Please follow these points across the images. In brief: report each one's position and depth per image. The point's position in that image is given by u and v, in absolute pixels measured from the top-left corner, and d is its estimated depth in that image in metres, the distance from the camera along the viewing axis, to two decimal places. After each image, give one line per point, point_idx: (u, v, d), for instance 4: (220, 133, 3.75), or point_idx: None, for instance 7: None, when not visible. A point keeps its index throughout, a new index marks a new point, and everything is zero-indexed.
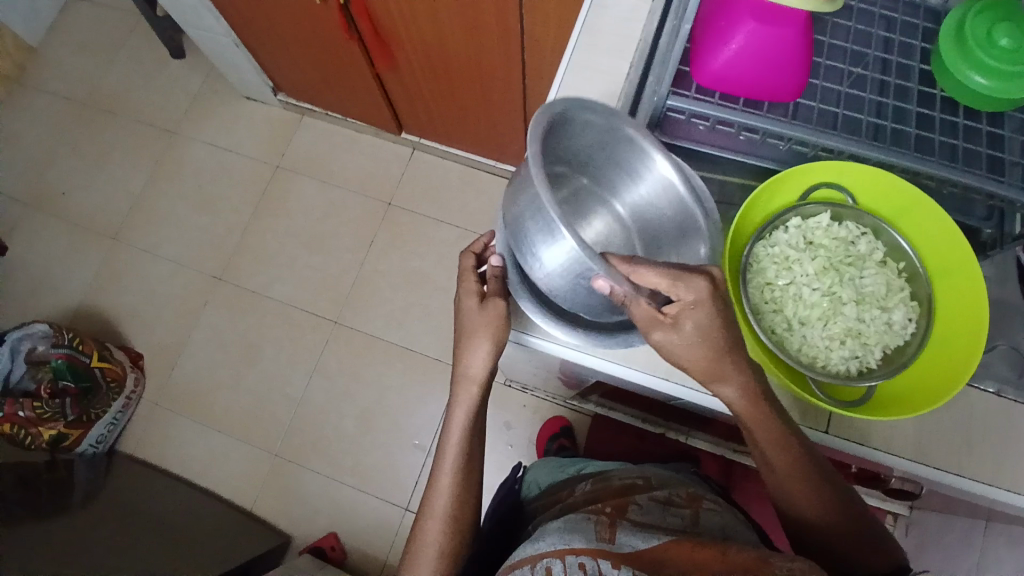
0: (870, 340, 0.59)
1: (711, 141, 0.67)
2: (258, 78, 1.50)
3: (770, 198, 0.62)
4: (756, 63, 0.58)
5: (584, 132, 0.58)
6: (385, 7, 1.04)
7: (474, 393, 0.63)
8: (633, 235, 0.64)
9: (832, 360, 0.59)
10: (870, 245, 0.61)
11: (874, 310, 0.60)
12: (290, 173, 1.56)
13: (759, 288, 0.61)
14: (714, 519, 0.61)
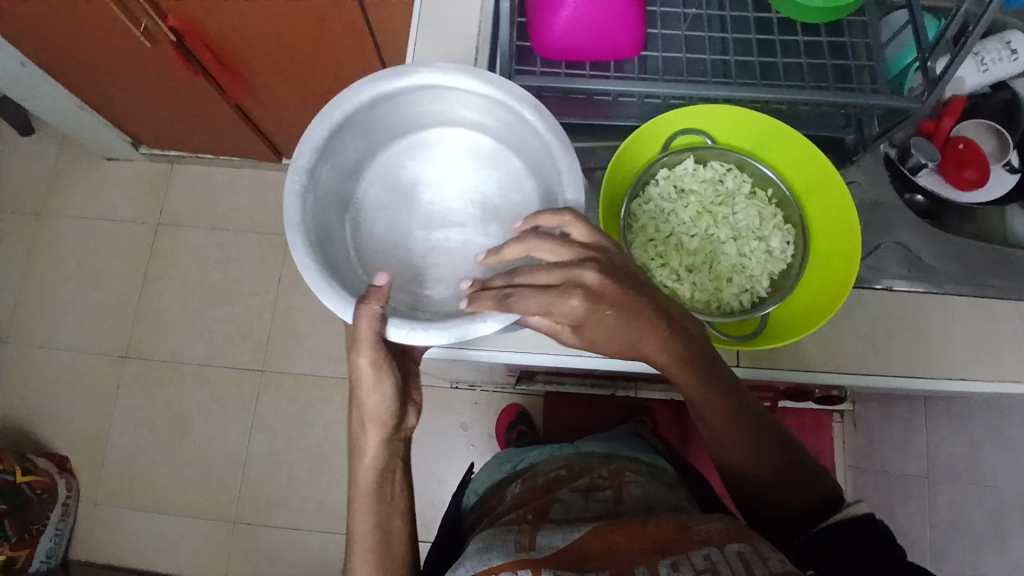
0: (753, 271, 0.64)
1: (571, 111, 0.66)
2: (114, 135, 1.39)
3: (635, 157, 0.63)
4: (591, 26, 0.58)
5: (354, 136, 0.62)
6: (221, 32, 0.99)
7: (380, 430, 0.61)
8: (506, 170, 0.65)
9: (724, 298, 0.63)
10: (736, 181, 0.66)
11: (751, 242, 0.64)
12: (175, 227, 1.46)
13: (644, 244, 0.63)
14: (636, 490, 0.73)
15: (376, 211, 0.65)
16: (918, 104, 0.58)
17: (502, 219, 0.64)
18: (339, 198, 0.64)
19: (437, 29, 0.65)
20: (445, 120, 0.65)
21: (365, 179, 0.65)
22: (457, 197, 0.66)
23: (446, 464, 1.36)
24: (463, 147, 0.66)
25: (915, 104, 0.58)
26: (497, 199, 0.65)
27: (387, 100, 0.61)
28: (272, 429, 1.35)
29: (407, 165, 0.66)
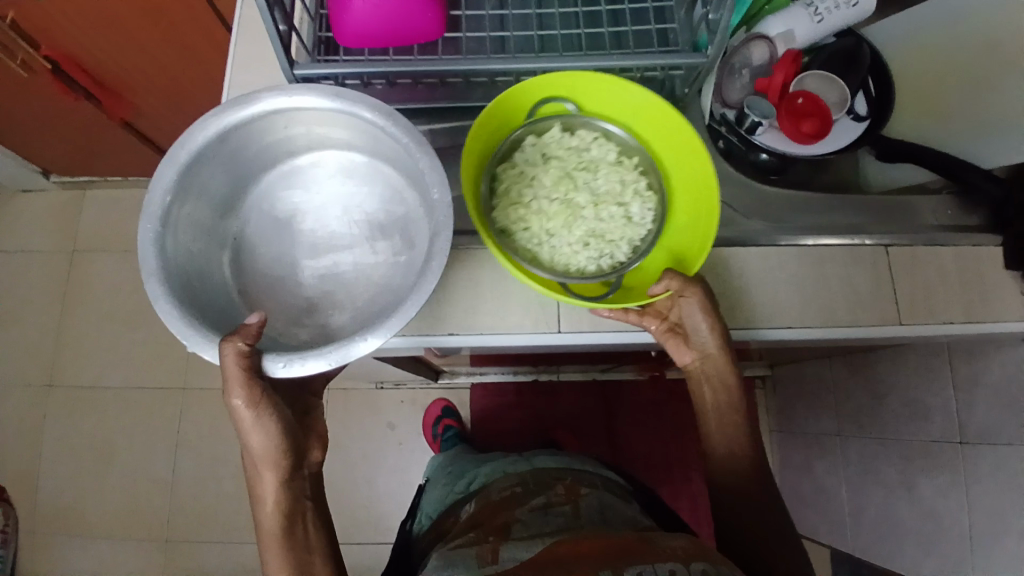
0: (612, 237, 0.64)
1: (390, 98, 0.67)
2: (20, 168, 1.39)
3: (503, 124, 0.65)
4: (388, 13, 0.59)
5: (216, 172, 0.62)
6: (93, 55, 1.00)
7: (276, 469, 0.61)
8: (384, 186, 0.67)
9: (579, 262, 0.64)
10: (601, 149, 0.67)
11: (612, 207, 0.65)
12: (90, 254, 1.46)
13: (504, 208, 0.64)
14: (591, 503, 0.84)
15: (259, 241, 0.66)
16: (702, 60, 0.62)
17: (387, 234, 0.66)
18: (215, 237, 0.64)
19: (256, 31, 0.69)
20: (308, 143, 0.66)
21: (242, 214, 0.66)
22: (339, 219, 0.67)
23: (378, 465, 1.38)
24: (334, 168, 0.68)
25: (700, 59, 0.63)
26: (379, 215, 0.67)
27: (242, 133, 0.60)
28: (200, 446, 1.36)
29: (280, 193, 0.68)
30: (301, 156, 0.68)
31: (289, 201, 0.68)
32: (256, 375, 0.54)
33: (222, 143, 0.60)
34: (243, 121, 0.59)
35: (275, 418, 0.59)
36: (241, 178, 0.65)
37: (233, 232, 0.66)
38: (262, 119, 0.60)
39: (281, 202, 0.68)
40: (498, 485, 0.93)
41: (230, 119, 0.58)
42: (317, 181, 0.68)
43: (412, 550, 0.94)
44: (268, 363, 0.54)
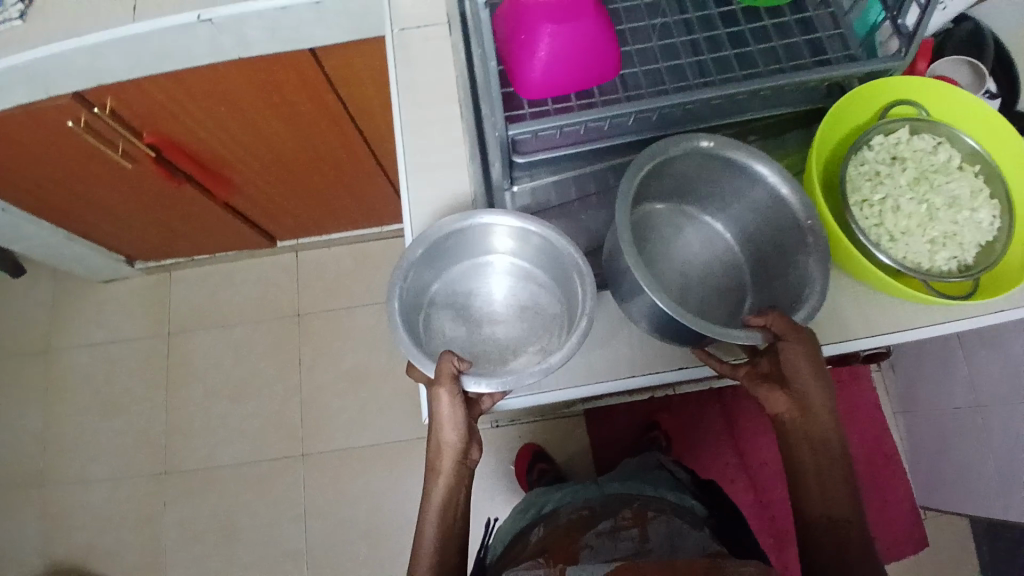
0: (966, 240, 0.62)
1: (566, 142, 0.64)
2: (110, 260, 1.43)
3: (837, 128, 0.64)
4: (575, 57, 0.57)
5: (448, 245, 0.60)
6: (198, 139, 1.00)
7: (450, 468, 0.59)
8: (555, 289, 0.62)
9: (936, 263, 0.61)
10: (948, 153, 0.64)
11: (964, 212, 0.62)
12: (185, 333, 1.48)
13: (858, 204, 0.62)
14: (660, 529, 0.66)
15: (446, 322, 0.61)
16: (898, 60, 0.61)
17: (545, 325, 0.62)
18: (420, 307, 0.60)
19: (418, 89, 0.69)
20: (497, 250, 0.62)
21: (442, 293, 0.62)
22: (510, 308, 0.63)
23: (500, 506, 1.36)
24: (514, 273, 0.63)
25: (899, 59, 0.61)
26: (548, 314, 0.62)
27: (468, 230, 0.59)
28: (327, 511, 1.34)
29: (469, 281, 0.63)
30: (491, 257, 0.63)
31: (471, 289, 0.63)
32: (453, 384, 0.54)
33: (454, 233, 0.59)
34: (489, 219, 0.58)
35: (452, 406, 0.55)
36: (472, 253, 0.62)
37: (431, 305, 0.62)
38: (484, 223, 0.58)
39: (460, 294, 0.63)
40: (572, 509, 0.75)
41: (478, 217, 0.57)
42: (500, 283, 0.63)
43: (480, 565, 0.78)
44: (470, 385, 0.54)
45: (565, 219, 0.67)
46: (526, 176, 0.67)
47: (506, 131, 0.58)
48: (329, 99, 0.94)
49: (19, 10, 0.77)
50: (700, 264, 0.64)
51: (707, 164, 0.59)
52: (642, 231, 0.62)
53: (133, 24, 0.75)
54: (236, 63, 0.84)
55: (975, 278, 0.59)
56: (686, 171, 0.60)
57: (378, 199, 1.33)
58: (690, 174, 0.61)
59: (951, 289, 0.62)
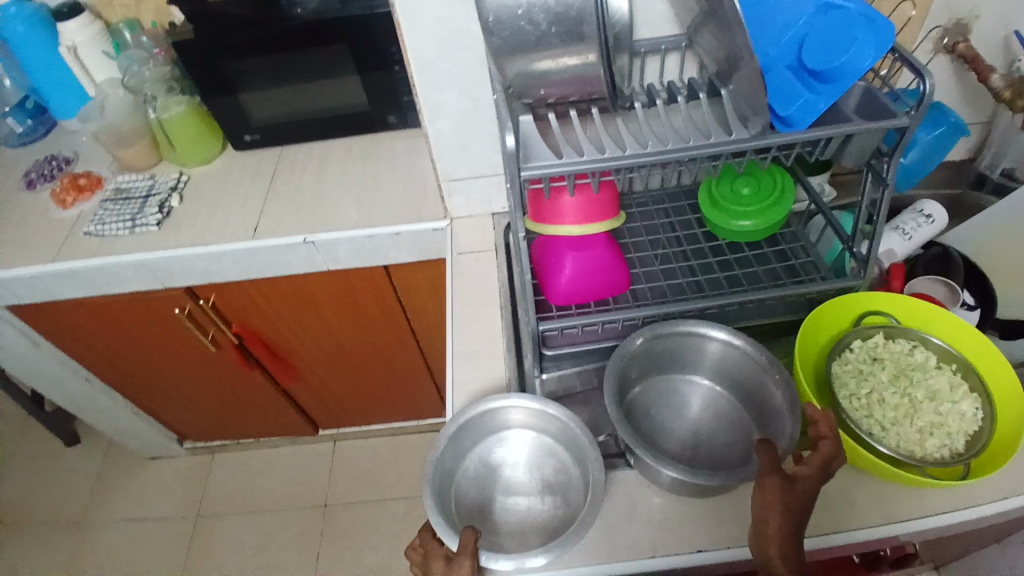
0: (953, 428, 0.68)
1: (589, 340, 0.77)
2: (163, 437, 1.53)
3: (818, 334, 0.77)
4: (591, 274, 0.73)
5: (477, 424, 0.69)
6: (277, 331, 1.18)
7: None
8: (566, 465, 0.69)
9: (929, 449, 0.67)
10: (923, 354, 0.74)
11: (946, 404, 0.70)
12: (213, 517, 1.51)
13: (848, 396, 0.72)
14: None
15: (467, 492, 0.68)
16: (859, 279, 0.77)
17: (558, 499, 0.68)
18: (449, 476, 0.67)
19: (469, 297, 0.86)
20: (516, 426, 0.71)
21: (467, 465, 0.69)
22: (530, 482, 0.69)
23: None
24: (530, 447, 0.71)
25: (859, 279, 0.76)
26: (559, 488, 0.68)
27: (496, 406, 0.69)
28: None
29: (490, 453, 0.71)
30: (510, 432, 0.71)
31: (496, 461, 0.70)
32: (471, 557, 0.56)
33: (487, 408, 0.69)
34: (513, 398, 0.69)
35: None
36: (494, 429, 0.71)
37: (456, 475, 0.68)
38: (508, 401, 0.69)
39: (492, 467, 0.70)
40: None
41: (508, 398, 0.68)
42: (518, 456, 0.71)
43: None
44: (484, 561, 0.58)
45: (586, 405, 0.77)
46: (554, 365, 0.79)
47: (538, 325, 0.72)
48: (393, 304, 1.13)
49: (157, 218, 1.02)
50: (703, 426, 0.70)
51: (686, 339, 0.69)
52: (644, 406, 0.71)
53: (252, 239, 0.98)
54: (324, 274, 1.04)
55: (964, 462, 0.64)
56: (673, 348, 0.71)
57: (421, 394, 1.45)
58: (671, 352, 0.71)
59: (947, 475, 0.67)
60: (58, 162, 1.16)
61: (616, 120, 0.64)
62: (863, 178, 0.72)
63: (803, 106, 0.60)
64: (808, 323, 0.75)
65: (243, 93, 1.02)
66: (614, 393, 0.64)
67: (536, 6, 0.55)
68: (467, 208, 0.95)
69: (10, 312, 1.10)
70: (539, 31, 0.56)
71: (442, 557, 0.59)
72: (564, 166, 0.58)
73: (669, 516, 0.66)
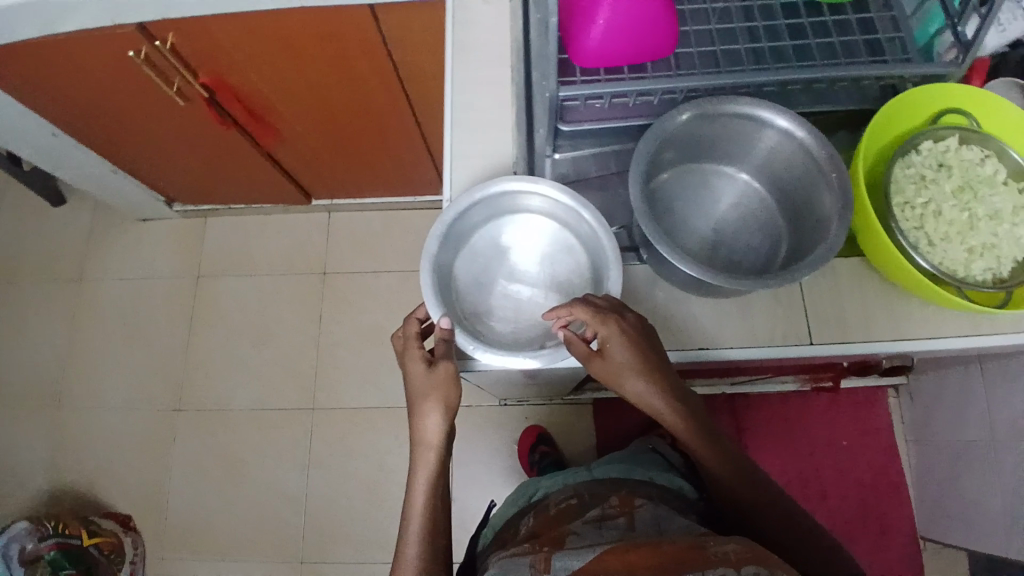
0: (1005, 253, 0.60)
1: (613, 116, 0.64)
2: (150, 198, 1.46)
3: (887, 130, 0.64)
4: (630, 30, 0.57)
5: (490, 206, 0.61)
6: (252, 84, 1.03)
7: (432, 459, 0.58)
8: (580, 264, 0.63)
9: (971, 272, 0.60)
10: (994, 167, 0.63)
11: (1005, 225, 0.61)
12: (213, 278, 1.53)
13: (900, 206, 0.62)
14: (650, 514, 0.56)
15: (468, 271, 0.63)
16: (955, 67, 0.62)
17: (563, 296, 0.63)
18: (451, 252, 0.61)
19: (474, 54, 0.70)
20: (533, 213, 0.63)
21: (473, 243, 0.63)
22: (537, 274, 0.64)
23: (497, 481, 1.37)
24: (545, 238, 0.64)
25: (955, 68, 0.61)
26: (567, 287, 0.63)
27: (513, 189, 0.60)
28: (330, 464, 1.37)
29: (500, 237, 0.64)
30: (525, 219, 0.63)
31: (505, 245, 0.64)
32: (452, 360, 0.57)
33: (502, 189, 0.60)
34: (534, 185, 0.59)
35: (451, 379, 0.57)
36: (508, 212, 0.63)
37: (459, 251, 0.62)
38: (528, 186, 0.60)
39: (499, 248, 0.64)
40: (559, 495, 0.67)
41: (528, 182, 0.59)
42: (529, 246, 0.64)
43: (467, 560, 0.68)
44: (460, 343, 0.56)
45: (599, 193, 0.68)
46: (568, 145, 0.68)
47: (557, 92, 0.58)
48: (384, 57, 0.96)
49: None
50: (731, 224, 0.62)
51: (738, 123, 0.57)
52: (667, 197, 0.62)
53: None
54: (302, 13, 0.86)
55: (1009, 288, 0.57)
56: (718, 133, 0.59)
57: (418, 167, 1.34)
58: (714, 137, 0.60)
59: (982, 300, 0.61)
60: None
61: None
62: None
63: None
64: (882, 114, 0.62)
65: None
66: (639, 181, 0.55)
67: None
68: None
69: None
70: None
71: (422, 360, 0.59)
72: None
73: (674, 313, 0.62)
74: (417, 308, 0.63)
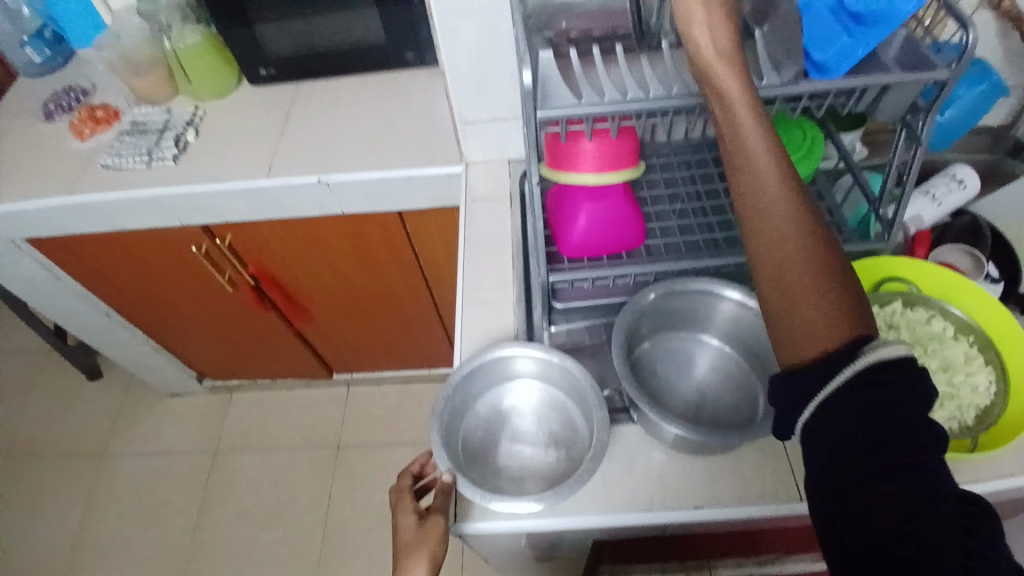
0: (965, 401, 0.66)
1: (598, 294, 0.75)
2: (182, 375, 1.56)
3: None
4: (604, 228, 0.71)
5: (491, 371, 0.70)
6: (291, 274, 1.19)
7: None
8: (573, 420, 0.69)
9: (938, 420, 0.66)
10: (942, 324, 0.72)
11: (961, 374, 0.68)
12: (231, 453, 1.57)
13: None
14: None
15: (472, 431, 0.69)
16: (882, 242, 0.74)
17: (561, 450, 0.68)
18: (458, 413, 0.68)
19: (480, 247, 0.84)
20: (529, 376, 0.71)
21: (476, 405, 0.70)
22: (536, 431, 0.70)
23: None
24: (541, 398, 0.71)
25: (883, 243, 0.74)
26: (563, 442, 0.68)
27: (511, 354, 0.69)
28: None
29: (501, 399, 0.71)
30: (523, 382, 0.71)
31: (506, 406, 0.71)
32: (443, 518, 0.62)
33: (501, 354, 0.69)
34: (531, 349, 0.68)
35: (440, 532, 0.61)
36: (507, 376, 0.71)
37: (464, 413, 0.69)
38: (525, 351, 0.69)
39: (500, 410, 0.71)
40: None
41: (526, 347, 0.68)
42: (527, 405, 0.71)
43: None
44: (468, 495, 0.60)
45: (593, 360, 0.76)
46: (563, 319, 0.78)
47: (548, 276, 0.70)
48: (407, 250, 1.12)
49: (173, 154, 1.00)
50: (711, 385, 0.69)
51: (703, 296, 0.68)
52: (650, 363, 0.70)
53: (266, 178, 0.96)
54: (339, 216, 1.03)
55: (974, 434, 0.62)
56: (688, 305, 0.69)
57: (433, 343, 1.46)
58: (684, 308, 0.70)
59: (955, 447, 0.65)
60: (76, 95, 1.15)
61: (641, 60, 0.57)
62: (896, 137, 0.66)
63: (841, 51, 0.54)
64: None
65: (260, 25, 0.97)
66: (621, 347, 0.64)
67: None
68: (483, 153, 0.92)
69: (30, 244, 1.11)
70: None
71: (415, 513, 0.63)
72: (582, 108, 0.53)
73: (670, 470, 0.66)
74: (412, 463, 0.69)
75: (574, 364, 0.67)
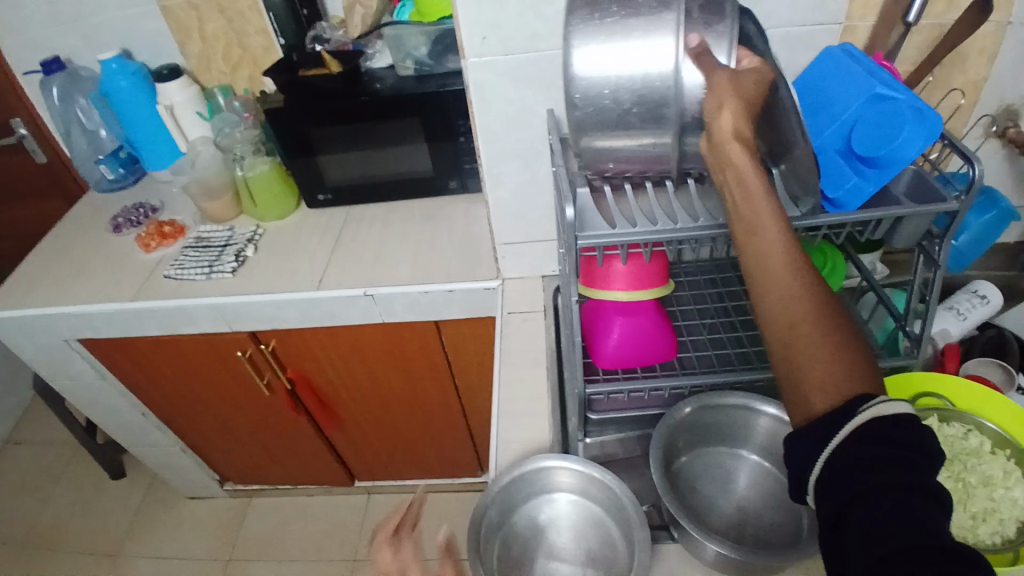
0: (1006, 516, 0.65)
1: (632, 406, 0.77)
2: (206, 477, 1.56)
3: None
4: (636, 342, 0.75)
5: (530, 482, 0.70)
6: (328, 380, 1.22)
7: None
8: (611, 537, 0.68)
9: (979, 536, 0.65)
10: (978, 439, 0.70)
11: (1000, 489, 0.67)
12: (246, 563, 1.52)
13: None
14: None
15: (508, 545, 0.68)
16: (913, 358, 0.75)
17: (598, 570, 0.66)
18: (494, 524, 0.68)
19: (516, 357, 0.88)
20: (567, 489, 0.71)
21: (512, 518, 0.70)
22: (572, 548, 0.69)
23: None
24: (579, 513, 0.70)
25: (911, 360, 0.75)
26: (601, 561, 0.67)
27: (550, 465, 0.70)
28: None
29: (538, 512, 0.71)
30: (561, 495, 0.71)
31: (543, 520, 0.70)
32: None
33: (541, 465, 0.70)
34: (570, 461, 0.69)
35: None
36: (545, 487, 0.71)
37: (500, 524, 0.69)
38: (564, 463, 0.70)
39: (536, 523, 0.70)
40: None
41: (565, 459, 0.69)
42: (564, 520, 0.70)
43: None
44: None
45: (628, 472, 0.77)
46: (598, 430, 0.79)
47: (584, 388, 0.72)
48: (441, 359, 1.16)
49: (233, 266, 1.08)
50: (750, 502, 0.69)
51: (738, 410, 0.70)
52: (687, 477, 0.71)
53: (316, 289, 1.03)
54: (379, 325, 1.09)
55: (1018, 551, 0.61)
56: (724, 419, 0.71)
57: (459, 454, 1.45)
58: (721, 422, 0.71)
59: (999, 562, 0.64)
60: (145, 210, 1.26)
61: (669, 195, 0.64)
62: (915, 259, 0.70)
63: (851, 189, 0.61)
64: None
65: (321, 156, 1.09)
66: (659, 459, 0.65)
67: (622, 88, 0.56)
68: (518, 270, 0.99)
69: (83, 343, 1.17)
70: (621, 109, 0.57)
71: None
72: (618, 236, 0.59)
73: None
74: None
75: (612, 478, 0.68)
